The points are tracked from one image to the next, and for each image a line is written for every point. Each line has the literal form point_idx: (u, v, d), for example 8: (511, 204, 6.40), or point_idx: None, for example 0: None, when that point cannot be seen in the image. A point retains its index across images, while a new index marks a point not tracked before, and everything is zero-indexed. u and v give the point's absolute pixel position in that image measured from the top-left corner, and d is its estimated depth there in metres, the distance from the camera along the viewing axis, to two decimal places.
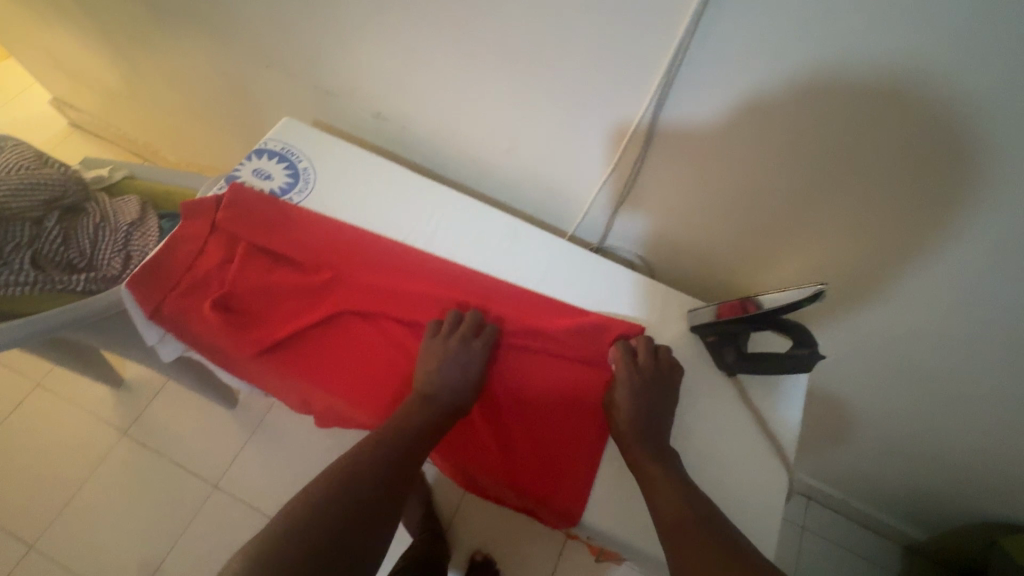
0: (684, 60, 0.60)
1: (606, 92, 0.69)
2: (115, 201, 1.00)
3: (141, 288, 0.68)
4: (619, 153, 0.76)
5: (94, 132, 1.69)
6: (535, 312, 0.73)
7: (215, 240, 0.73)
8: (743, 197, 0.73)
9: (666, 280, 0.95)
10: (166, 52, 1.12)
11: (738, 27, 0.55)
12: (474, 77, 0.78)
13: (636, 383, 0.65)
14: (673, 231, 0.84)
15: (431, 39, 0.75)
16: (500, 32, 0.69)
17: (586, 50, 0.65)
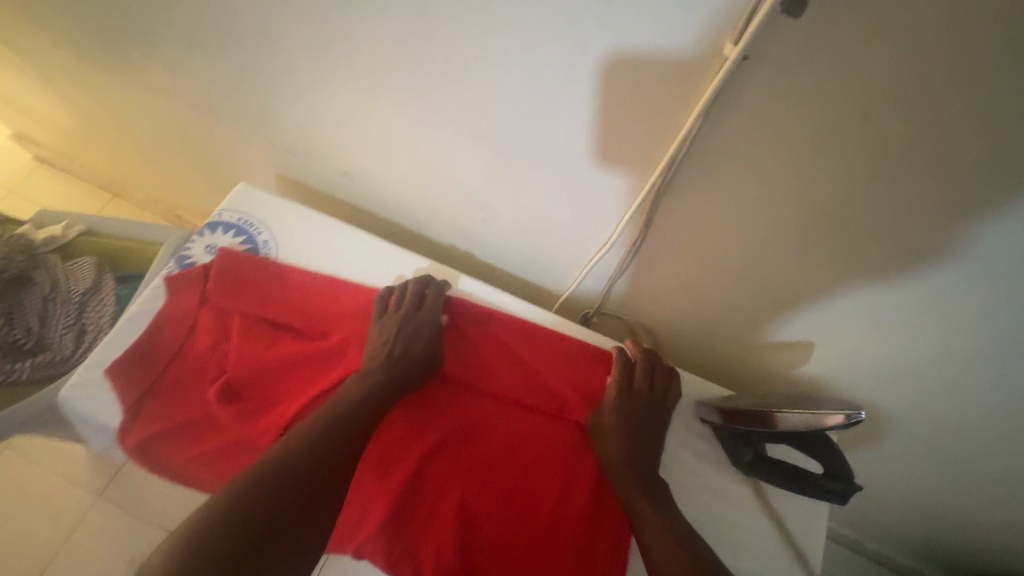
0: (695, 139, 0.52)
1: (602, 163, 0.61)
2: (67, 265, 0.92)
3: (130, 382, 0.60)
4: (618, 224, 0.67)
5: (57, 168, 1.59)
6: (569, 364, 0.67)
7: (207, 316, 0.65)
8: (760, 272, 0.64)
9: (667, 351, 0.86)
10: (119, 97, 1.04)
11: (761, 106, 0.47)
12: (451, 140, 0.70)
13: (629, 407, 0.62)
14: (677, 301, 0.75)
15: (404, 101, 0.68)
16: (482, 96, 0.61)
17: (579, 118, 0.57)
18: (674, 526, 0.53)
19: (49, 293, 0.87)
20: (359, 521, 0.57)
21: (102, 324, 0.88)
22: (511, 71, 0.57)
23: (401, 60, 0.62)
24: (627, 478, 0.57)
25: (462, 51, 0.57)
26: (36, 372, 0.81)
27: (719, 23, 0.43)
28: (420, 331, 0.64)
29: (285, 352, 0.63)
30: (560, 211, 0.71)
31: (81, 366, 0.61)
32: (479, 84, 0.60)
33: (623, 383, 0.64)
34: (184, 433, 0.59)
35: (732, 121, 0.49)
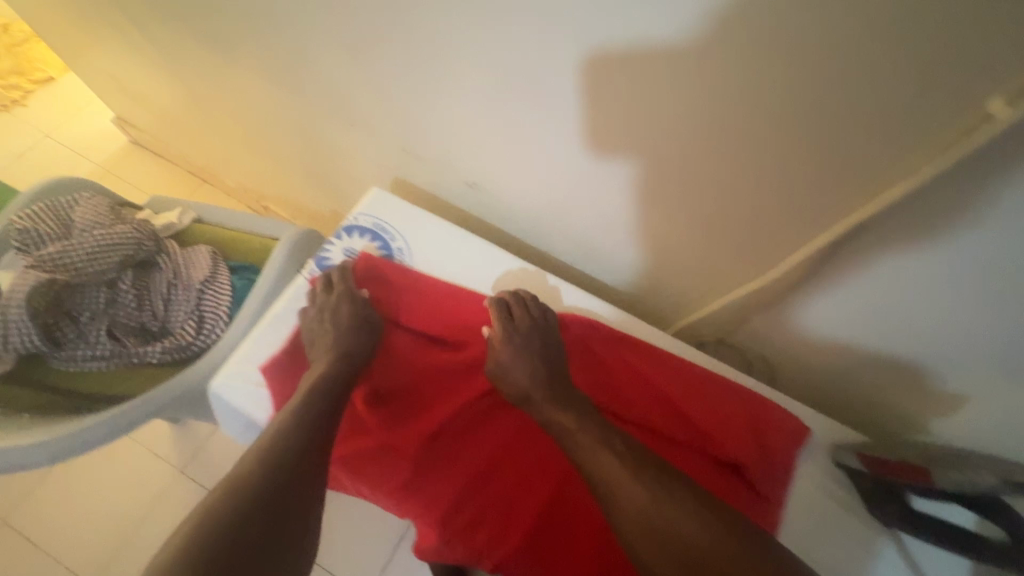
0: (897, 199, 0.48)
1: (766, 205, 0.57)
2: (186, 252, 0.95)
3: (284, 379, 0.63)
4: (776, 265, 0.62)
5: (153, 150, 1.65)
6: (704, 392, 0.65)
7: None
8: (933, 330, 0.57)
9: (793, 391, 0.79)
10: (241, 89, 1.07)
11: (997, 180, 0.42)
12: (593, 167, 0.66)
13: (518, 342, 0.62)
14: (816, 346, 0.69)
15: (552, 126, 0.64)
16: (648, 132, 0.57)
17: (760, 163, 0.53)
18: (601, 434, 0.53)
19: (173, 279, 0.90)
20: (496, 533, 0.57)
21: (218, 312, 0.89)
22: (694, 113, 0.53)
23: (561, 88, 0.59)
24: (540, 401, 0.58)
25: (639, 85, 0.53)
26: (163, 356, 0.81)
27: (979, 82, 0.39)
28: (343, 312, 0.64)
29: (428, 361, 0.65)
30: (702, 245, 0.67)
31: (232, 359, 0.64)
32: (648, 120, 0.56)
33: (507, 322, 0.64)
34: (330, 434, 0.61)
35: (953, 185, 0.44)
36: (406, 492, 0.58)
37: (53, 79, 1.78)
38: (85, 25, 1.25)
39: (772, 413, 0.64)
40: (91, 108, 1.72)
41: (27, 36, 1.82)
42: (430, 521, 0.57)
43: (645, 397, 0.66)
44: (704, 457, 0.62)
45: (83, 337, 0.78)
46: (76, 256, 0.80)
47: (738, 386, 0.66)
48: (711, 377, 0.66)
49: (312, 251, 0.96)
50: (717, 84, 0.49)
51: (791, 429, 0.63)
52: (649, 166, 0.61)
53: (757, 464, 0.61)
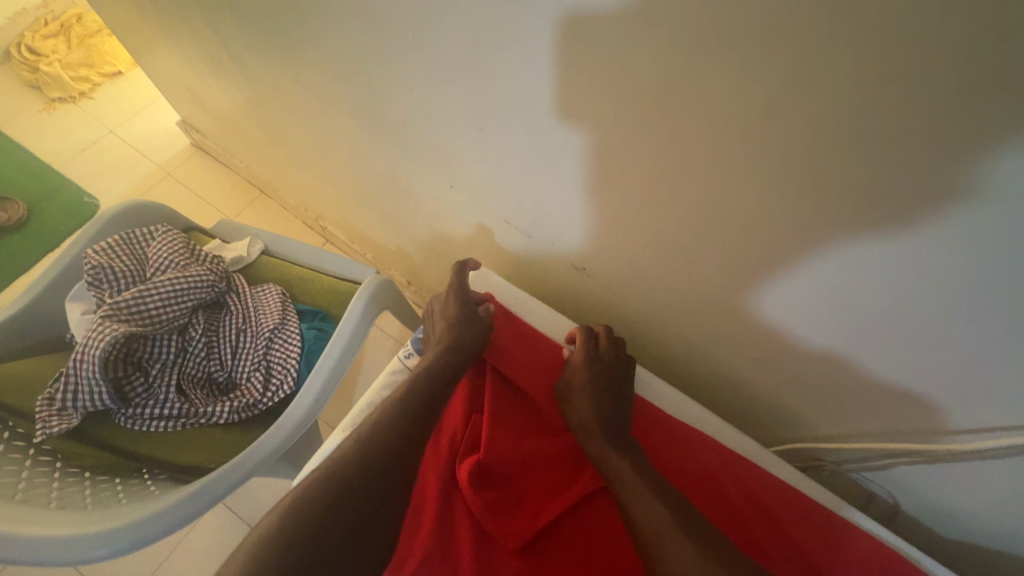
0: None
1: (975, 368, 0.48)
2: (255, 292, 0.90)
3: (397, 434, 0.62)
4: (968, 422, 0.53)
5: (214, 158, 1.62)
6: (838, 545, 0.57)
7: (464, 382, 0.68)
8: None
9: (929, 539, 0.69)
10: (321, 121, 1.03)
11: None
12: (742, 284, 0.58)
13: (593, 369, 0.65)
14: (977, 507, 0.59)
15: (705, 240, 0.56)
16: (851, 280, 0.48)
17: (987, 334, 0.44)
18: (655, 488, 0.54)
19: (241, 324, 0.85)
20: None
21: (286, 365, 0.83)
22: (927, 277, 0.43)
23: (730, 211, 0.51)
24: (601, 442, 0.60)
25: (843, 230, 0.45)
26: (231, 415, 0.76)
27: None
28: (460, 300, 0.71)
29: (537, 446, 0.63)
30: (861, 381, 0.58)
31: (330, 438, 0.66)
32: (858, 270, 0.47)
33: (589, 349, 0.67)
34: (440, 555, 0.55)
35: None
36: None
37: (122, 73, 1.76)
38: (165, 35, 1.22)
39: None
40: (156, 107, 1.70)
41: (100, 28, 1.81)
42: None
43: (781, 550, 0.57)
44: None
45: (152, 392, 0.73)
46: (149, 302, 0.75)
47: (882, 544, 0.57)
48: (845, 530, 0.58)
49: (385, 303, 0.92)
50: (951, 252, 0.40)
51: None
52: (836, 304, 0.52)
53: None
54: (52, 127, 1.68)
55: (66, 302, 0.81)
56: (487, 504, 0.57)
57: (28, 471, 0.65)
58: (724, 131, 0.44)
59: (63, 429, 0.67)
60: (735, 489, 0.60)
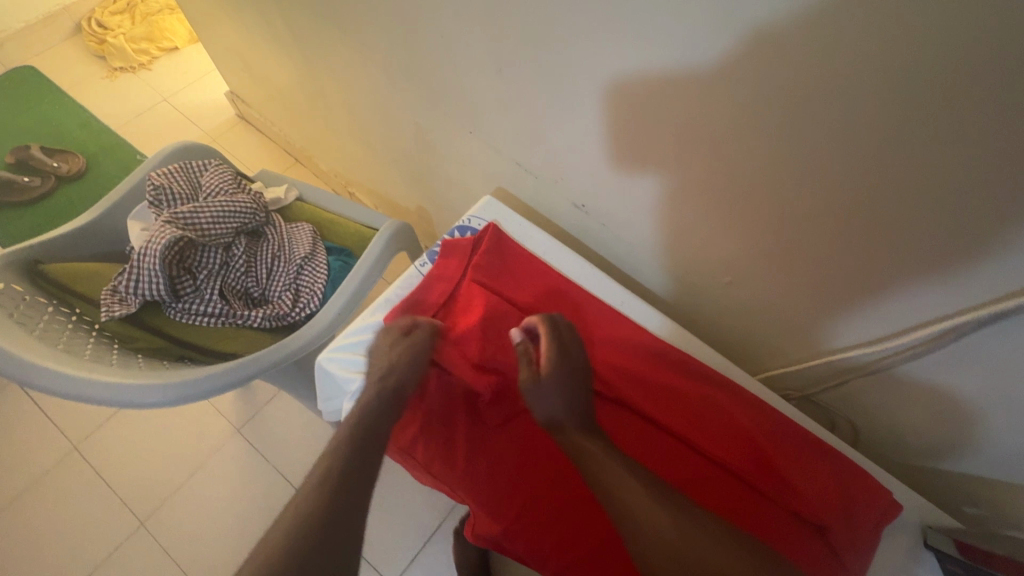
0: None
1: (901, 279, 0.54)
2: (290, 227, 1.01)
3: (401, 323, 0.66)
4: (893, 338, 0.60)
5: (257, 127, 1.76)
6: (788, 441, 0.63)
7: (468, 282, 0.70)
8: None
9: (881, 463, 0.75)
10: (358, 84, 1.13)
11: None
12: (715, 216, 0.65)
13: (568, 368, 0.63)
14: (920, 423, 0.65)
15: (682, 172, 0.63)
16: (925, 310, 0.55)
17: (916, 247, 0.51)
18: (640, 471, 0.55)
19: (277, 251, 0.96)
20: (536, 522, 0.59)
21: (313, 288, 0.93)
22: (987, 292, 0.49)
23: (703, 143, 0.58)
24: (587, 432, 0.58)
25: (796, 153, 0.52)
26: (263, 321, 0.86)
27: None
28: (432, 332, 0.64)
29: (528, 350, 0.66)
30: (818, 307, 0.64)
31: (321, 356, 0.67)
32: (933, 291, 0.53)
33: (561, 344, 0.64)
34: (433, 428, 0.63)
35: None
36: (470, 457, 0.62)
37: (179, 48, 1.92)
38: (226, 6, 1.35)
39: (856, 476, 0.61)
40: (207, 80, 1.85)
41: (164, 7, 1.97)
42: (475, 498, 0.60)
43: (726, 440, 0.64)
44: (775, 516, 0.60)
45: (198, 292, 0.84)
46: (200, 218, 0.86)
47: (823, 443, 0.64)
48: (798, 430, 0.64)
49: (403, 243, 1.01)
50: (882, 165, 0.47)
51: (868, 499, 0.60)
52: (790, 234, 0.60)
53: (845, 527, 0.59)
54: (114, 93, 1.84)
55: (128, 219, 0.93)
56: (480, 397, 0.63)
57: (92, 342, 0.77)
58: (698, 64, 0.52)
59: (124, 312, 0.79)
60: (694, 392, 0.66)
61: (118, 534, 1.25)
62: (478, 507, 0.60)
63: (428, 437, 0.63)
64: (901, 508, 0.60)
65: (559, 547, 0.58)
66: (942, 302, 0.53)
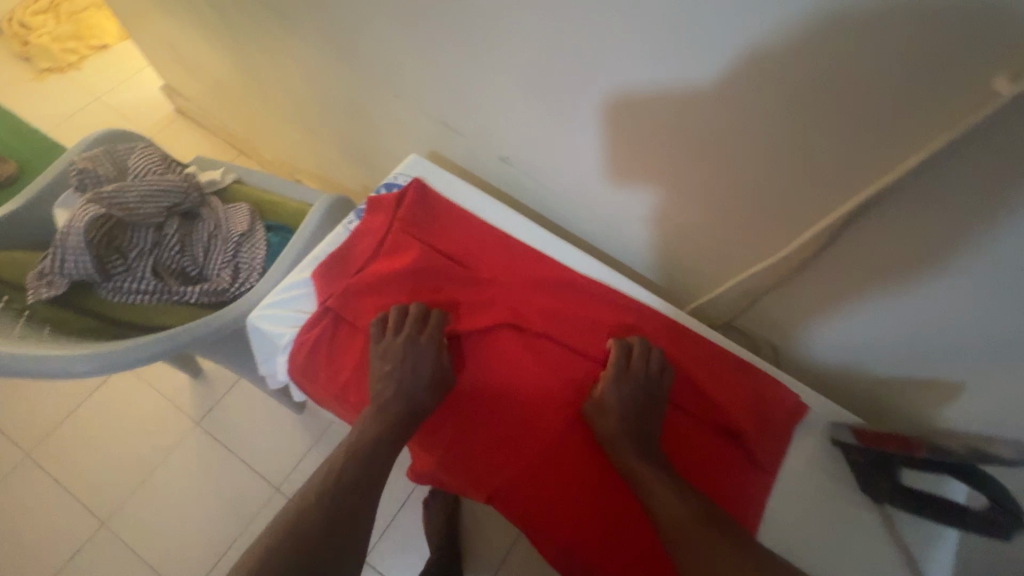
0: (928, 174, 0.48)
1: (791, 187, 0.58)
2: (227, 208, 1.01)
3: (328, 278, 0.67)
4: (789, 246, 0.63)
5: (197, 121, 1.72)
6: (701, 360, 0.68)
7: (394, 234, 0.71)
8: (954, 316, 0.56)
9: (803, 378, 0.78)
10: (286, 62, 1.13)
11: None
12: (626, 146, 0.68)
13: (624, 387, 0.63)
14: (826, 334, 0.69)
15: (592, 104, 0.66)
16: (938, 318, 0.57)
17: (797, 151, 0.54)
18: (668, 477, 0.57)
19: (213, 231, 0.96)
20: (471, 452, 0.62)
21: (253, 264, 0.94)
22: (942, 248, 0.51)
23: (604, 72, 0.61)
24: (628, 448, 0.59)
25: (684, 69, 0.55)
26: (200, 297, 0.87)
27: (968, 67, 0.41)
28: (424, 357, 0.62)
29: (454, 297, 0.68)
30: (723, 229, 0.67)
31: (251, 316, 0.68)
32: (944, 294, 0.55)
33: (618, 367, 0.64)
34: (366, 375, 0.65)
35: (987, 160, 0.44)
36: None
37: (109, 47, 1.87)
38: None
39: (766, 385, 0.66)
40: (143, 77, 1.81)
41: (89, 4, 1.91)
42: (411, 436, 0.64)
43: (644, 365, 0.67)
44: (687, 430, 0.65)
45: (130, 270, 0.84)
46: (128, 197, 0.85)
47: (733, 357, 0.68)
48: (712, 349, 0.68)
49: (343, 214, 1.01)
50: (756, 70, 0.50)
51: (774, 405, 0.65)
52: (693, 157, 0.62)
53: (759, 433, 0.63)
54: (45, 95, 1.78)
55: (53, 207, 0.91)
56: None
57: (20, 325, 0.77)
58: None
59: (51, 294, 0.79)
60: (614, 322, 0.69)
61: (79, 537, 1.23)
62: (415, 442, 0.65)
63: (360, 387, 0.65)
64: (807, 410, 0.65)
65: (486, 471, 0.62)
66: (827, 205, 0.56)
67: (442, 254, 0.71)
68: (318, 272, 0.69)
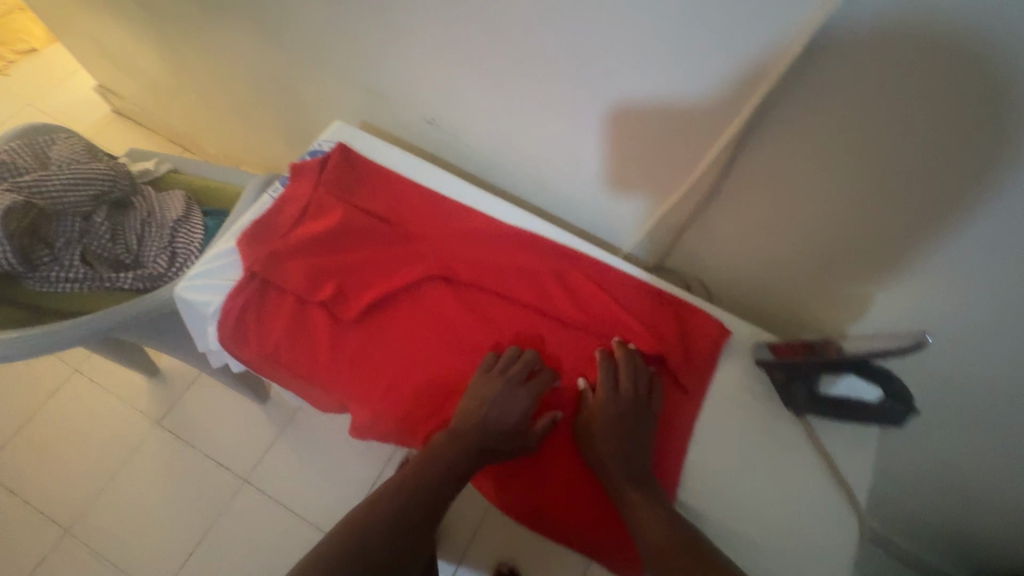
0: (804, 70, 0.51)
1: (690, 108, 0.61)
2: (162, 195, 0.99)
3: (251, 244, 0.67)
4: (696, 171, 0.66)
5: (135, 120, 1.68)
6: (627, 296, 0.70)
7: (317, 197, 0.71)
8: (848, 221, 0.59)
9: (731, 310, 0.82)
10: (207, 48, 1.10)
11: (895, 49, 0.45)
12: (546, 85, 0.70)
13: (612, 408, 0.60)
14: (745, 260, 0.73)
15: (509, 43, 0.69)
16: (904, 279, 0.59)
17: (694, 66, 0.57)
18: (657, 502, 0.54)
19: (146, 218, 0.94)
20: (405, 402, 0.63)
21: (190, 249, 0.93)
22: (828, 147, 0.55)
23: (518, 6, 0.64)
24: (616, 471, 0.56)
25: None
26: (133, 283, 0.87)
27: None
28: (514, 400, 0.60)
29: (381, 255, 0.69)
30: (642, 161, 0.71)
31: (177, 289, 0.67)
32: (909, 245, 0.57)
33: (607, 386, 0.61)
34: (297, 337, 0.65)
35: (848, 46, 0.47)
36: (332, 356, 0.64)
37: (36, 51, 1.80)
38: None
39: (687, 315, 0.69)
40: (74, 80, 1.75)
41: (10, 8, 1.84)
42: (343, 393, 0.64)
43: (573, 306, 0.69)
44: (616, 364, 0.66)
45: (57, 259, 0.84)
46: (50, 186, 0.83)
47: (657, 292, 0.71)
48: (637, 286, 0.71)
49: None
50: None
51: (695, 332, 0.68)
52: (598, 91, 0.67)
53: (681, 356, 0.66)
54: None
55: None
56: (343, 308, 0.66)
57: None
58: None
59: None
60: (542, 267, 0.70)
61: (41, 547, 1.20)
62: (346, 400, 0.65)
63: (291, 350, 0.65)
64: (728, 333, 0.68)
65: (424, 416, 0.63)
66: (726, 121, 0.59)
67: (369, 214, 0.71)
68: (241, 239, 0.68)
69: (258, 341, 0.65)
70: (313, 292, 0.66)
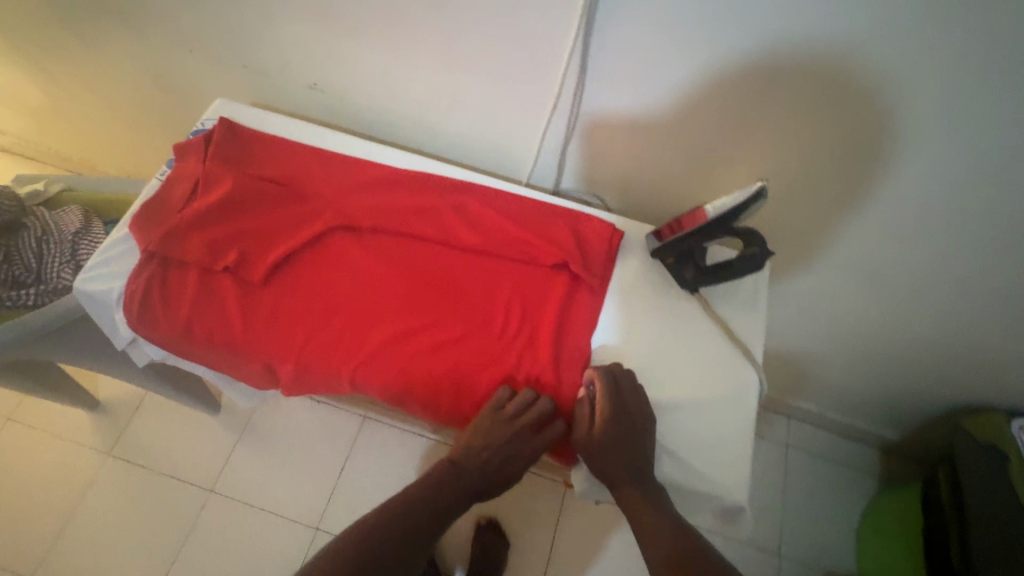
0: None
1: (545, 17, 0.66)
2: (56, 213, 0.95)
3: (145, 226, 0.68)
4: (557, 78, 0.72)
5: (22, 155, 1.59)
6: (524, 213, 0.74)
7: (205, 171, 0.71)
8: (688, 83, 0.69)
9: (629, 215, 0.92)
10: (74, 59, 1.05)
11: None
12: (413, 29, 0.73)
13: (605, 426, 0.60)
14: (627, 160, 0.82)
15: None
16: (774, 129, 0.71)
17: None
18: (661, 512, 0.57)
19: (42, 236, 0.91)
20: (328, 350, 0.65)
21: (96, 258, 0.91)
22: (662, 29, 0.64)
23: None
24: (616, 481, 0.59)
25: None
26: (38, 299, 0.86)
27: None
28: (499, 425, 0.60)
29: (277, 216, 0.70)
30: (516, 86, 0.75)
31: (75, 285, 0.67)
32: (773, 98, 0.67)
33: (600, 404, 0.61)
34: (208, 308, 0.66)
35: None
36: (246, 321, 0.66)
37: None
38: None
39: (580, 220, 0.74)
40: None
41: None
42: (263, 355, 0.66)
43: (474, 233, 0.72)
44: (521, 279, 0.70)
45: None
46: None
47: (551, 206, 0.75)
48: (532, 202, 0.75)
49: None
50: None
51: (589, 232, 0.73)
52: (457, 21, 0.70)
53: (580, 259, 0.70)
54: None
55: None
56: (249, 275, 0.67)
57: None
58: None
59: None
60: (440, 201, 0.73)
61: None
62: (268, 362, 0.66)
63: (205, 323, 0.65)
64: (617, 230, 0.74)
65: (346, 358, 0.65)
66: (573, 22, 0.65)
67: (263, 179, 0.72)
68: (134, 225, 0.68)
69: (168, 314, 0.65)
70: (216, 263, 0.67)
